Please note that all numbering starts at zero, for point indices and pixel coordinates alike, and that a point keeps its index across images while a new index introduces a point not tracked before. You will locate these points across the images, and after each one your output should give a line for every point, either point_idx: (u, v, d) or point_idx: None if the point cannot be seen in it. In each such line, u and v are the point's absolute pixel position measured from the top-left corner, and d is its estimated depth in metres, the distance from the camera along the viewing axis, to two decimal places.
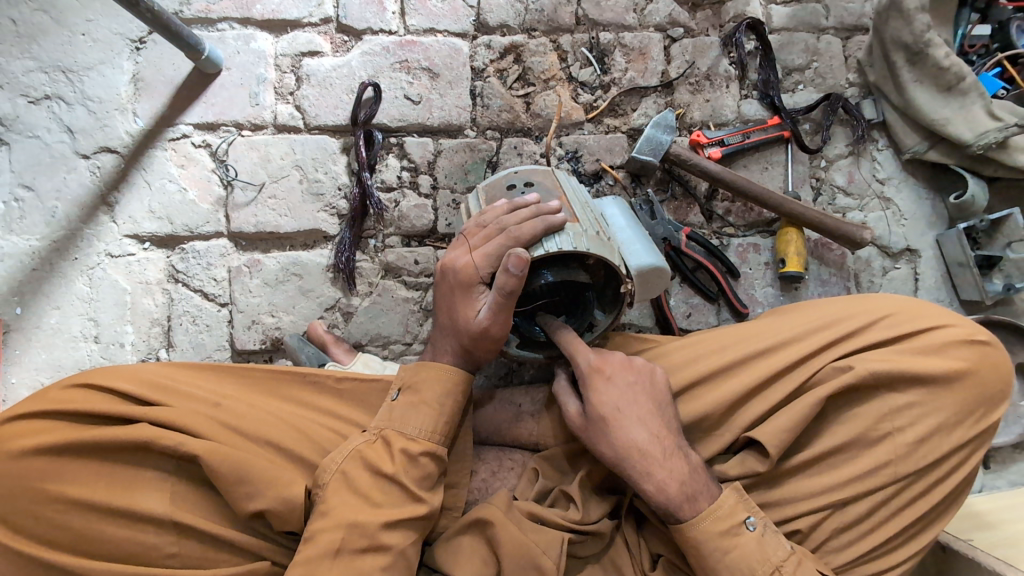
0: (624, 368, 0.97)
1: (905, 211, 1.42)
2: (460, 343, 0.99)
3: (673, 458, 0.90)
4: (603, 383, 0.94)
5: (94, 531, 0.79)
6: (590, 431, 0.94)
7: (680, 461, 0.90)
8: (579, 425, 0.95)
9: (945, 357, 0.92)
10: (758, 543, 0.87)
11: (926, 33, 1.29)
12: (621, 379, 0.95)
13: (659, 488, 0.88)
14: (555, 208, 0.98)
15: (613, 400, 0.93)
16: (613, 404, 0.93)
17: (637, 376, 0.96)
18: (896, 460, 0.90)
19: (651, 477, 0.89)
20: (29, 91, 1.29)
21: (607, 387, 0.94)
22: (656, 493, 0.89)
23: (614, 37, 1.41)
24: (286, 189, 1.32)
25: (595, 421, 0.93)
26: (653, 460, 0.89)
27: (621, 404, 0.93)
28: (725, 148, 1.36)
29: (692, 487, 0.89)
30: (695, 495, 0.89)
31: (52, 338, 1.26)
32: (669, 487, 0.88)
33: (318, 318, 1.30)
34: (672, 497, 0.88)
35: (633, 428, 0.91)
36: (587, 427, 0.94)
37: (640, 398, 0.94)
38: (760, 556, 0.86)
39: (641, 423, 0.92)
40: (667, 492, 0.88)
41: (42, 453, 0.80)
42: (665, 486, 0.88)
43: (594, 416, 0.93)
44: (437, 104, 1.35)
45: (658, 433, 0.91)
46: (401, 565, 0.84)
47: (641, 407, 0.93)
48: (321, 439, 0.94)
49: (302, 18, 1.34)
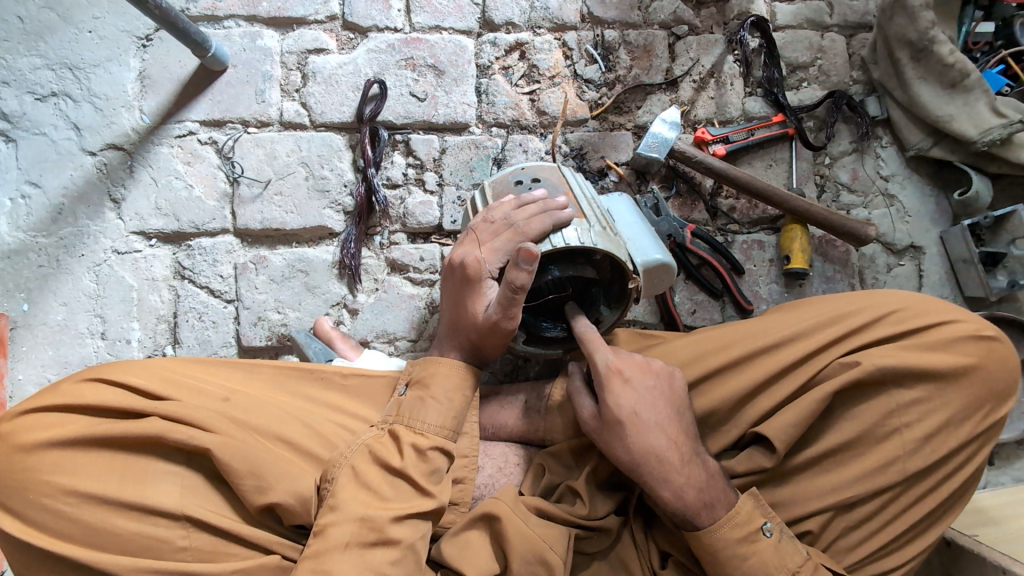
0: (641, 371, 0.96)
1: (909, 208, 1.42)
2: (468, 338, 1.00)
3: (690, 466, 0.90)
4: (621, 385, 0.94)
5: (102, 525, 0.78)
6: (605, 433, 0.93)
7: (698, 468, 0.90)
8: (594, 427, 0.95)
9: (953, 352, 0.92)
10: (775, 550, 0.88)
11: (930, 30, 1.30)
12: (640, 382, 0.95)
13: (676, 495, 0.89)
14: (562, 204, 1.00)
15: (630, 404, 0.92)
16: (631, 407, 0.92)
17: (655, 380, 0.96)
18: (904, 457, 0.90)
19: (668, 484, 0.89)
20: (36, 88, 1.29)
21: (625, 390, 0.94)
22: (673, 500, 0.89)
23: (619, 35, 1.41)
24: (292, 186, 1.32)
25: (610, 424, 0.93)
26: (671, 466, 0.89)
27: (638, 408, 0.92)
28: (729, 145, 1.37)
29: (709, 494, 0.89)
30: (712, 503, 0.89)
31: (57, 334, 1.26)
32: (685, 494, 0.89)
33: (324, 315, 1.31)
34: (689, 504, 0.89)
35: (650, 433, 0.91)
36: (602, 429, 0.94)
37: (659, 402, 0.94)
38: (777, 561, 0.88)
39: (660, 428, 0.91)
40: (685, 499, 0.89)
41: (54, 446, 0.80)
42: (682, 493, 0.89)
43: (610, 418, 0.93)
44: (443, 102, 1.36)
45: (676, 440, 0.91)
46: (411, 561, 0.83)
47: (658, 411, 0.93)
48: (331, 435, 0.94)
49: (308, 16, 1.35)
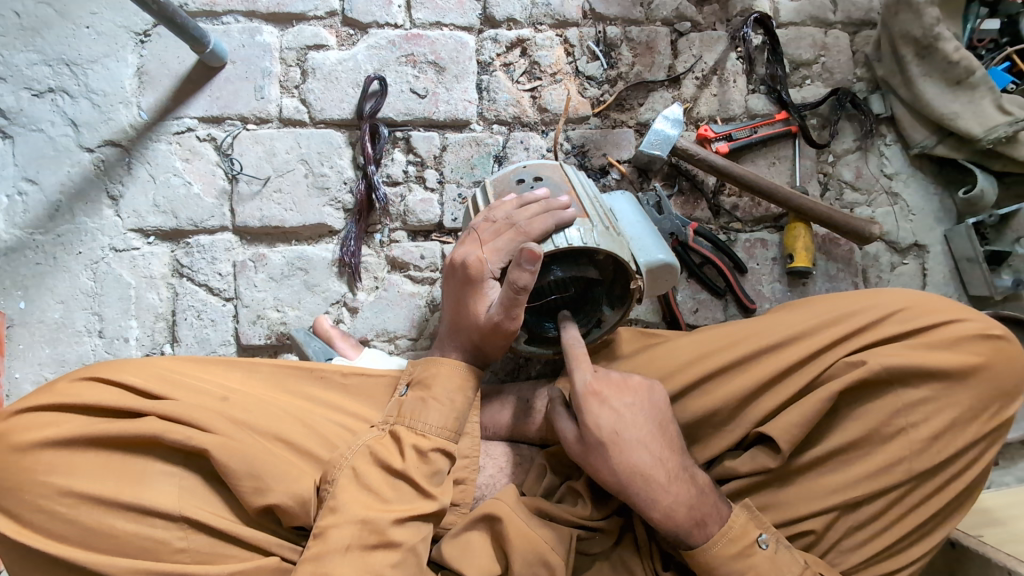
0: (620, 389, 0.93)
1: (913, 206, 1.41)
2: (470, 339, 1.00)
3: (678, 483, 0.88)
4: (600, 406, 0.91)
5: (99, 526, 0.77)
6: (590, 457, 0.91)
7: (686, 485, 0.88)
8: (577, 451, 0.92)
9: (960, 351, 0.91)
10: (771, 562, 0.88)
11: (935, 27, 1.28)
12: (618, 401, 0.92)
13: (667, 515, 0.87)
14: (565, 203, 0.99)
15: (612, 424, 0.90)
16: (612, 428, 0.90)
17: (635, 397, 0.93)
18: (910, 457, 0.89)
19: (657, 504, 0.87)
20: (32, 84, 1.28)
21: (605, 411, 0.91)
22: (664, 520, 0.87)
23: (621, 31, 1.40)
24: (292, 183, 1.31)
25: (593, 447, 0.90)
26: (658, 485, 0.88)
27: (620, 428, 0.90)
28: (732, 143, 1.36)
29: (700, 511, 0.88)
30: (704, 520, 0.88)
31: (55, 333, 1.25)
32: (676, 514, 0.87)
33: (324, 313, 1.29)
34: (680, 524, 0.87)
35: (634, 452, 0.89)
36: (586, 453, 0.91)
37: (641, 420, 0.91)
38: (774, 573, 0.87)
39: (643, 448, 0.89)
40: (676, 518, 0.87)
41: (51, 447, 0.79)
42: (673, 512, 0.87)
43: (592, 442, 0.90)
44: (443, 98, 1.35)
45: (661, 457, 0.89)
46: (412, 562, 0.82)
47: (641, 430, 0.90)
48: (331, 435, 0.93)
49: (307, 12, 1.33)
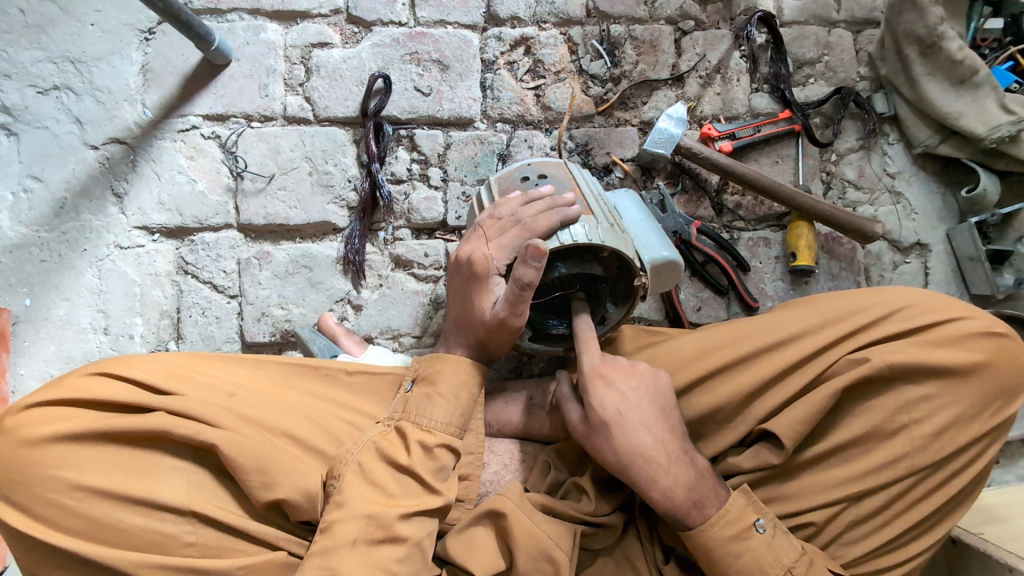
0: (626, 373, 0.95)
1: (915, 205, 1.41)
2: (475, 335, 1.00)
3: (677, 465, 0.89)
4: (604, 388, 0.93)
5: (108, 520, 0.77)
6: (593, 437, 0.92)
7: (685, 467, 0.89)
8: (581, 431, 0.94)
9: (963, 349, 0.91)
10: (768, 546, 0.88)
11: (939, 26, 1.29)
12: (623, 384, 0.93)
13: (665, 495, 0.88)
14: (570, 199, 0.99)
15: (615, 405, 0.91)
16: (617, 409, 0.91)
17: (639, 381, 0.94)
18: (912, 453, 0.90)
19: (656, 484, 0.88)
20: (38, 81, 1.28)
21: (610, 393, 0.92)
22: (662, 500, 0.88)
23: (625, 30, 1.40)
24: (296, 181, 1.31)
25: (596, 427, 0.91)
26: (658, 465, 0.88)
27: (623, 409, 0.91)
28: (736, 141, 1.36)
29: (698, 493, 0.89)
30: (701, 501, 0.89)
31: (61, 330, 1.25)
32: (675, 494, 0.88)
33: (328, 311, 1.30)
34: (678, 504, 0.88)
35: (636, 433, 0.90)
36: (589, 433, 0.93)
37: (644, 403, 0.92)
38: (771, 558, 0.87)
39: (645, 429, 0.90)
40: (674, 499, 0.88)
41: (60, 442, 0.80)
42: (672, 493, 0.88)
43: (596, 421, 0.91)
44: (447, 96, 1.35)
45: (662, 439, 0.90)
46: (418, 557, 0.83)
47: (644, 412, 0.91)
48: (336, 431, 0.94)
49: (312, 10, 1.34)
